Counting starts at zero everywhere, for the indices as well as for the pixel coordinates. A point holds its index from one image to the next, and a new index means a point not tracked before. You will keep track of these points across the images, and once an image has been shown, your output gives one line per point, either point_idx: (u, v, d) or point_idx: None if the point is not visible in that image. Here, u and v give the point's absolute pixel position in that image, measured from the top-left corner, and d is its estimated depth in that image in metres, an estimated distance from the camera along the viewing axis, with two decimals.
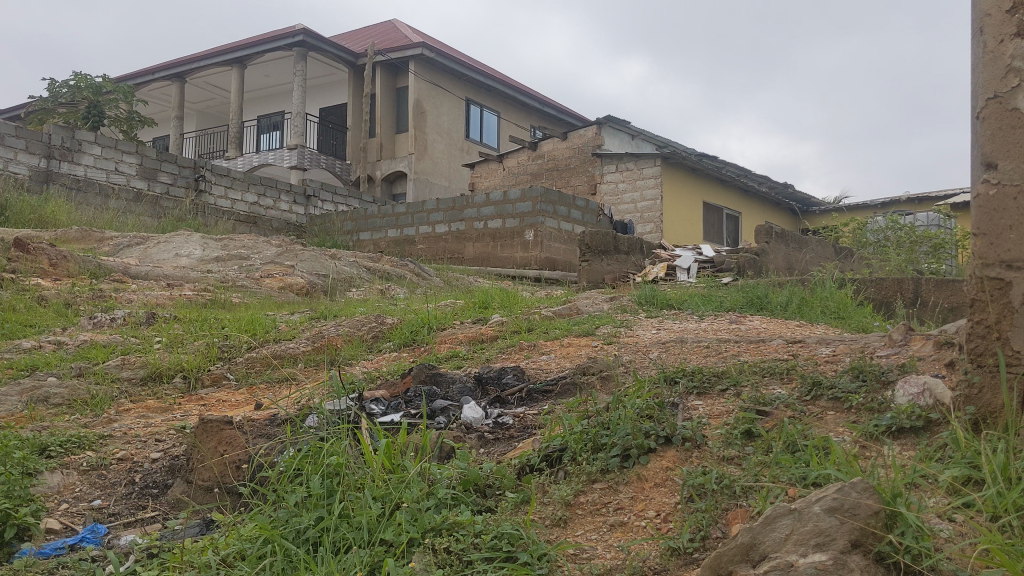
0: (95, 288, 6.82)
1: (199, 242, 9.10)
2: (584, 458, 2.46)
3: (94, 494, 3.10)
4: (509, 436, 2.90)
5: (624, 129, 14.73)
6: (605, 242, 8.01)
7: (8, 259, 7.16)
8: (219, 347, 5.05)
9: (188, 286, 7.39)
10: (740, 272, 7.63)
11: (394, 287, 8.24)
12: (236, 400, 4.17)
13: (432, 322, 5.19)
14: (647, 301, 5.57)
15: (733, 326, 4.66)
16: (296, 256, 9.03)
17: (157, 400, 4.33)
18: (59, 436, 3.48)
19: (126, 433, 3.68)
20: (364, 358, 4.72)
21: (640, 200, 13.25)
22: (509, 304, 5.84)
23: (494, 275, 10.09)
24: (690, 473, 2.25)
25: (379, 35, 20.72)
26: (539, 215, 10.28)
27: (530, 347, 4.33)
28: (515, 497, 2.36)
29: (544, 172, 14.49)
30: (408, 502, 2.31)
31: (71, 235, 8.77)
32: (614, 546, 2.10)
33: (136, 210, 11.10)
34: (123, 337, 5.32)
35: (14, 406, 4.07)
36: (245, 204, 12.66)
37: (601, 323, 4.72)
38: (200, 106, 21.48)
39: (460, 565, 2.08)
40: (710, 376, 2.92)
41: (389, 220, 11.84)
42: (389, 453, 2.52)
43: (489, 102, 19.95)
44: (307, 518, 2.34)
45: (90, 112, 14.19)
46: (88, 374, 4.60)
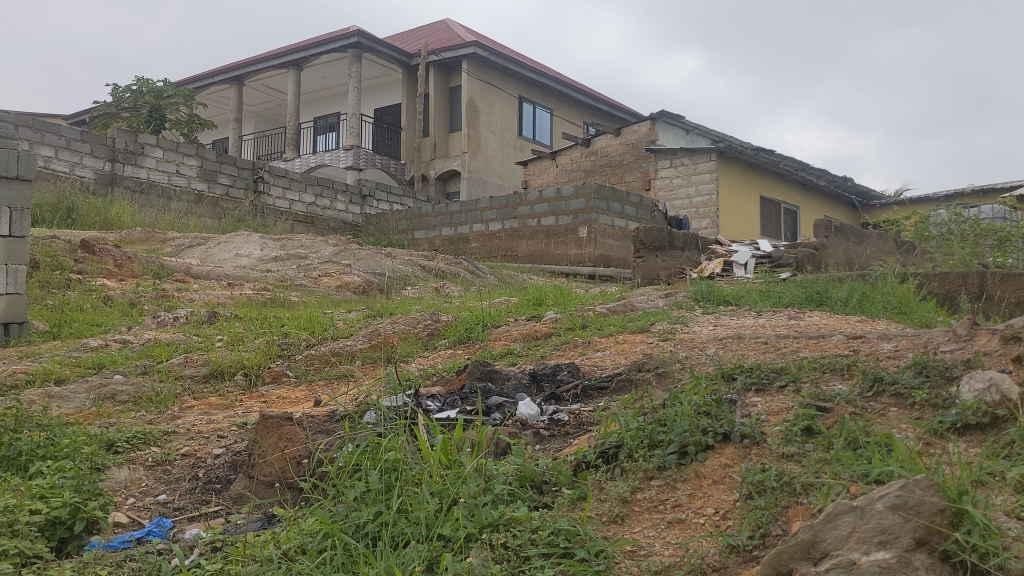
0: (159, 287, 6.98)
1: (259, 242, 9.24)
2: (640, 455, 2.45)
3: (160, 488, 3.18)
4: (565, 433, 2.89)
5: (679, 124, 14.48)
6: (659, 238, 7.94)
7: (75, 260, 7.37)
8: (279, 345, 5.12)
9: (248, 285, 7.54)
10: (798, 266, 7.53)
11: (448, 284, 8.29)
12: (296, 397, 4.24)
13: (487, 319, 5.22)
14: (703, 298, 5.52)
15: (791, 321, 4.62)
16: (353, 255, 9.13)
17: (219, 397, 4.41)
18: (126, 431, 3.58)
19: (189, 429, 3.77)
20: (420, 354, 4.78)
21: (695, 195, 13.12)
22: (563, 300, 5.87)
23: (548, 273, 10.08)
24: (749, 471, 2.22)
25: (433, 34, 20.80)
26: (592, 212, 10.22)
27: (584, 342, 4.33)
28: (571, 493, 2.35)
29: (598, 169, 14.45)
30: (465, 497, 2.32)
31: (135, 235, 8.98)
32: (671, 543, 2.09)
33: (197, 210, 11.43)
34: (186, 336, 5.43)
35: (82, 402, 4.21)
36: (302, 204, 12.84)
37: (656, 319, 4.69)
38: (257, 109, 21.83)
39: (518, 560, 2.08)
40: (769, 373, 2.88)
41: (443, 218, 11.89)
42: (446, 450, 2.54)
43: (543, 99, 19.93)
44: (366, 512, 2.36)
45: (152, 115, 14.52)
46: (153, 371, 4.71)
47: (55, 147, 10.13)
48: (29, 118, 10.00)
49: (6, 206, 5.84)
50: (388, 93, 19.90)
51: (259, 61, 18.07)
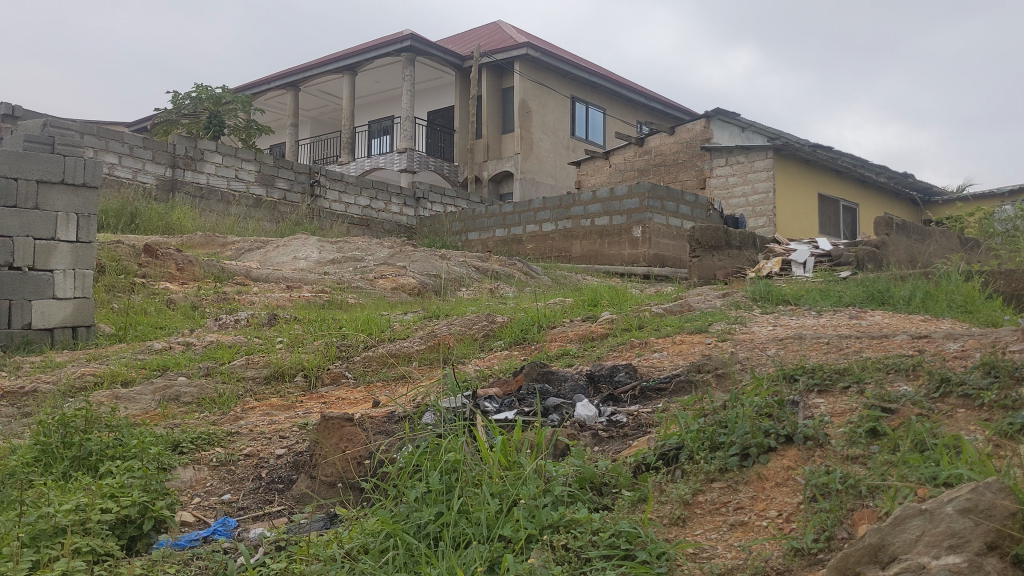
0: (220, 291, 7.11)
1: (317, 245, 9.37)
2: (702, 457, 2.43)
3: (224, 488, 3.24)
4: (624, 434, 2.88)
5: (734, 122, 14.33)
6: (716, 237, 7.87)
7: (139, 264, 7.56)
8: (338, 347, 5.18)
9: (306, 287, 7.65)
10: (858, 265, 7.40)
11: (503, 285, 8.32)
12: (355, 398, 4.29)
13: (543, 320, 5.22)
14: (761, 298, 5.46)
15: (853, 320, 4.54)
16: (408, 257, 9.21)
17: (281, 398, 4.48)
18: (191, 432, 3.66)
19: (251, 429, 3.84)
20: (476, 355, 4.80)
21: (751, 193, 12.98)
22: (618, 300, 5.85)
23: (603, 273, 10.06)
24: (813, 473, 2.20)
25: (485, 36, 20.87)
26: (647, 211, 10.16)
27: (641, 343, 4.31)
28: (631, 495, 2.34)
29: (652, 168, 14.36)
30: (525, 499, 2.33)
31: (196, 239, 9.16)
32: (734, 546, 2.07)
33: (255, 215, 11.63)
34: (247, 338, 5.53)
35: (148, 403, 4.32)
36: (358, 207, 12.98)
37: (714, 319, 4.65)
38: (313, 113, 22.12)
39: (579, 562, 2.08)
40: (831, 373, 2.84)
41: (496, 219, 11.93)
42: (505, 451, 2.55)
43: (596, 98, 19.87)
44: (427, 513, 2.38)
45: (212, 121, 14.80)
46: (215, 373, 4.80)
47: (119, 155, 10.38)
48: (94, 126, 10.26)
49: (74, 213, 6.01)
50: (441, 96, 20.01)
51: (315, 66, 18.31)
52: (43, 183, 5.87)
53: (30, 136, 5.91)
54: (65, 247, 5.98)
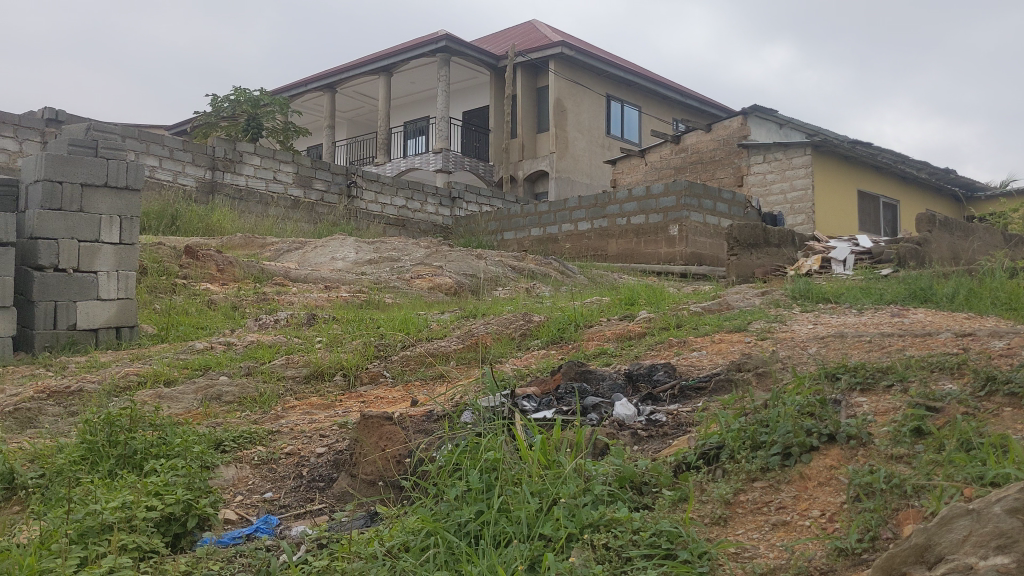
0: (259, 291, 7.19)
1: (354, 245, 9.43)
2: (743, 456, 2.41)
3: (266, 486, 3.28)
4: (663, 434, 2.87)
5: (772, 118, 14.21)
6: (754, 235, 7.81)
7: (180, 265, 7.66)
8: (376, 346, 5.21)
9: (344, 288, 7.70)
10: (900, 262, 7.30)
11: (539, 285, 8.32)
12: (394, 397, 4.31)
13: (580, 319, 5.22)
14: (801, 295, 5.41)
15: (895, 318, 4.48)
16: (445, 257, 9.24)
17: (320, 397, 4.52)
18: (233, 431, 3.71)
19: (292, 428, 3.87)
20: (513, 354, 4.80)
21: (790, 190, 12.86)
22: (656, 299, 5.83)
23: (639, 272, 10.02)
24: (857, 472, 2.17)
25: (520, 35, 20.87)
26: (683, 209, 10.11)
27: (679, 342, 4.29)
28: (672, 495, 2.33)
29: (688, 166, 14.28)
30: (565, 497, 2.33)
31: (236, 241, 9.27)
32: (776, 546, 2.05)
33: (293, 216, 11.73)
34: (287, 338, 5.58)
35: (190, 402, 4.38)
36: (394, 208, 13.05)
37: (753, 317, 4.61)
38: (350, 115, 22.28)
39: (619, 561, 2.08)
40: (874, 372, 2.81)
41: (532, 219, 11.92)
42: (545, 450, 2.55)
43: (631, 96, 19.78)
44: (467, 511, 2.39)
45: (250, 124, 14.97)
46: (256, 373, 4.86)
47: (160, 157, 10.53)
48: (135, 129, 10.42)
49: (117, 216, 6.11)
50: (477, 96, 20.05)
51: (351, 68, 18.44)
52: (87, 186, 5.97)
53: (74, 140, 6.00)
54: (109, 249, 6.08)
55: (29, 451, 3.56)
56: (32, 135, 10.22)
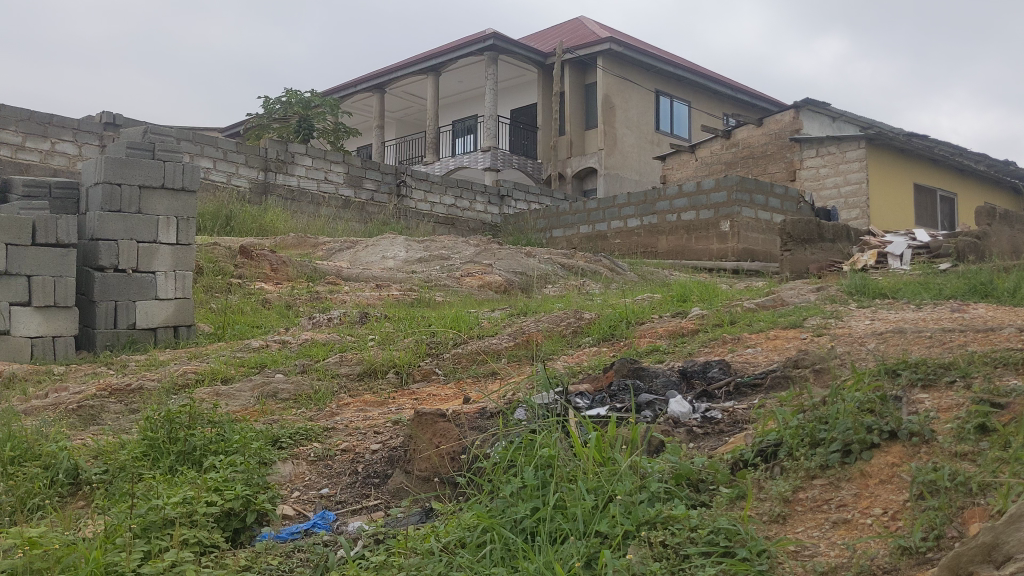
0: (313, 290, 7.27)
1: (405, 244, 9.49)
2: (802, 454, 2.38)
3: (322, 482, 3.32)
4: (720, 431, 2.85)
5: (825, 112, 14.00)
6: (808, 230, 7.71)
7: (235, 265, 7.78)
8: (428, 344, 5.24)
9: (395, 286, 7.76)
10: (959, 256, 7.15)
11: (589, 282, 8.30)
12: (446, 394, 4.33)
13: (631, 317, 5.19)
14: (857, 291, 5.32)
15: (955, 313, 4.39)
16: (494, 255, 9.26)
17: (374, 394, 4.56)
18: (289, 428, 3.76)
19: (347, 425, 3.91)
20: (565, 352, 4.79)
21: (844, 184, 12.66)
22: (709, 296, 5.78)
23: (690, 268, 9.94)
24: (920, 470, 2.13)
25: (568, 32, 20.83)
26: (735, 205, 10.01)
27: (734, 339, 4.24)
28: (729, 492, 2.31)
29: (739, 161, 14.12)
30: (621, 495, 2.32)
31: (289, 241, 9.38)
32: (837, 544, 2.03)
33: (344, 215, 11.84)
34: (341, 336, 5.64)
35: (247, 400, 4.45)
36: (443, 206, 13.11)
37: (809, 313, 4.55)
38: (399, 114, 22.43)
39: (677, 558, 2.06)
40: (936, 368, 2.75)
41: (581, 216, 11.88)
42: (600, 447, 2.54)
43: (681, 92, 19.63)
44: (523, 508, 2.40)
45: (302, 125, 15.14)
46: (311, 370, 4.91)
47: (214, 159, 10.71)
48: (190, 132, 10.61)
49: (174, 217, 6.22)
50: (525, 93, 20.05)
51: (400, 68, 18.56)
52: (145, 188, 6.09)
53: (132, 143, 6.13)
54: (166, 250, 6.19)
55: (93, 447, 3.64)
56: (91, 139, 10.45)
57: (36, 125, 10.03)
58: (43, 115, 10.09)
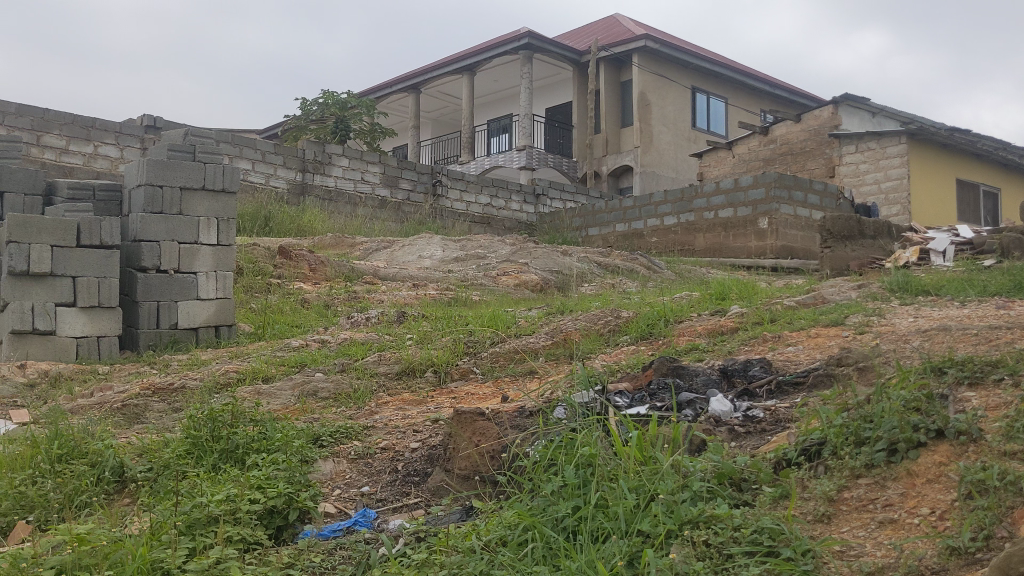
0: (350, 290, 7.32)
1: (441, 244, 9.52)
2: (846, 453, 2.36)
3: (363, 480, 3.34)
4: (762, 430, 2.83)
5: (864, 107, 13.82)
6: (848, 226, 7.67)
7: (274, 265, 7.85)
8: (465, 343, 5.25)
9: (432, 285, 7.79)
10: (1003, 253, 7.02)
11: (626, 280, 8.27)
12: (484, 393, 4.34)
13: (669, 315, 5.17)
14: (899, 288, 5.25)
15: (1000, 310, 4.31)
16: (531, 254, 9.26)
17: (412, 393, 4.58)
18: (330, 426, 3.80)
19: (386, 423, 3.94)
20: (603, 350, 4.78)
21: (884, 180, 12.49)
22: (748, 293, 5.73)
23: (728, 266, 9.87)
24: (968, 469, 2.10)
25: (603, 30, 20.75)
26: (773, 201, 9.92)
27: (774, 337, 4.21)
28: (772, 491, 2.29)
29: (777, 157, 13.99)
30: (663, 493, 2.30)
31: (327, 241, 9.46)
32: (884, 544, 2.00)
33: (381, 215, 11.90)
34: (379, 335, 5.67)
35: (288, 399, 4.49)
36: (479, 206, 13.14)
37: (851, 311, 4.50)
38: (435, 114, 22.51)
39: (721, 558, 2.05)
40: (984, 365, 2.70)
41: (616, 214, 11.84)
42: (641, 446, 2.52)
43: (718, 88, 19.49)
44: (564, 506, 2.39)
45: (338, 126, 15.25)
46: (350, 369, 4.95)
47: (252, 160, 10.83)
48: (229, 134, 10.73)
49: (215, 218, 6.29)
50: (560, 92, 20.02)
51: (435, 68, 18.63)
52: (186, 190, 6.17)
53: (173, 145, 6.21)
54: (207, 251, 6.27)
55: (137, 446, 3.69)
56: (132, 142, 10.61)
57: (79, 129, 10.20)
58: (86, 119, 10.27)
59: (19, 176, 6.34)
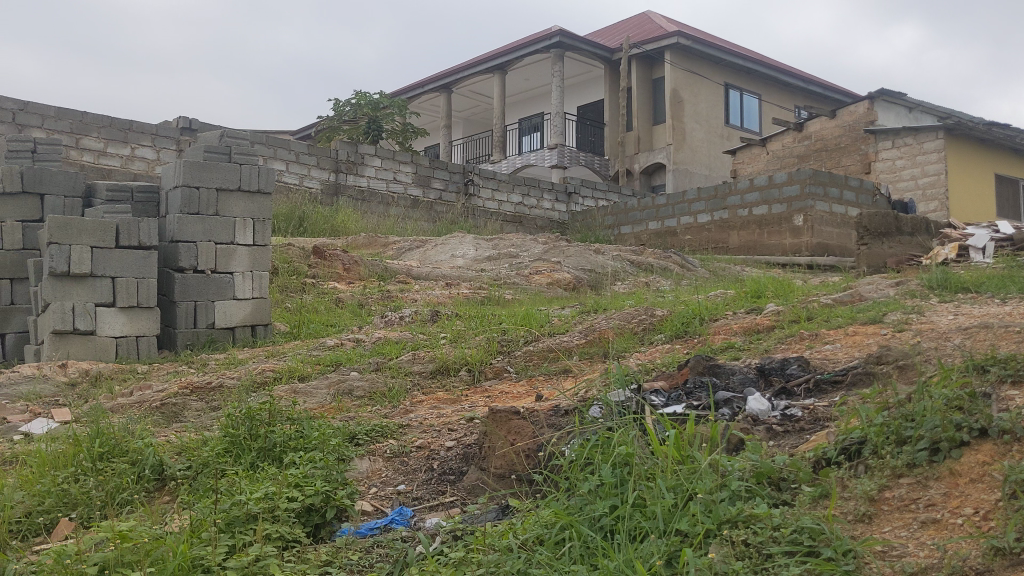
0: (384, 289, 7.35)
1: (473, 243, 9.53)
2: (887, 452, 2.33)
3: (399, 479, 3.35)
4: (800, 429, 2.80)
5: (900, 102, 13.66)
6: (885, 223, 7.65)
7: (309, 265, 7.91)
8: (499, 341, 5.26)
9: (465, 284, 7.81)
10: None
11: (659, 278, 8.24)
12: (518, 392, 4.34)
13: (704, 313, 5.14)
14: (938, 286, 5.18)
15: None
16: (563, 253, 9.25)
17: (446, 392, 4.59)
18: (366, 425, 3.82)
19: (422, 422, 3.95)
20: (637, 349, 4.76)
21: (921, 175, 12.32)
22: (783, 291, 5.68)
23: (763, 264, 9.80)
24: (1012, 468, 2.06)
25: (635, 27, 20.67)
26: (808, 198, 9.83)
27: (811, 335, 4.17)
28: (811, 491, 2.27)
29: (812, 154, 13.85)
30: (701, 493, 2.29)
31: (360, 241, 9.51)
32: (927, 544, 1.98)
33: (414, 215, 11.95)
34: (413, 334, 5.70)
35: (324, 397, 4.53)
36: (511, 205, 13.15)
37: (889, 308, 4.45)
38: (466, 113, 22.54)
39: (760, 558, 2.04)
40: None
41: (649, 212, 11.79)
42: (678, 445, 2.51)
43: (751, 85, 19.34)
44: (601, 506, 2.39)
45: (371, 126, 15.33)
46: (385, 368, 4.97)
47: (286, 161, 10.92)
48: (264, 135, 10.83)
49: (250, 218, 6.35)
50: (592, 90, 19.97)
51: (466, 67, 18.66)
52: (222, 191, 6.23)
53: (209, 146, 6.27)
54: (243, 251, 6.33)
55: (176, 444, 3.74)
56: (168, 144, 10.73)
57: (117, 131, 10.35)
58: (123, 122, 10.41)
59: (59, 179, 6.45)
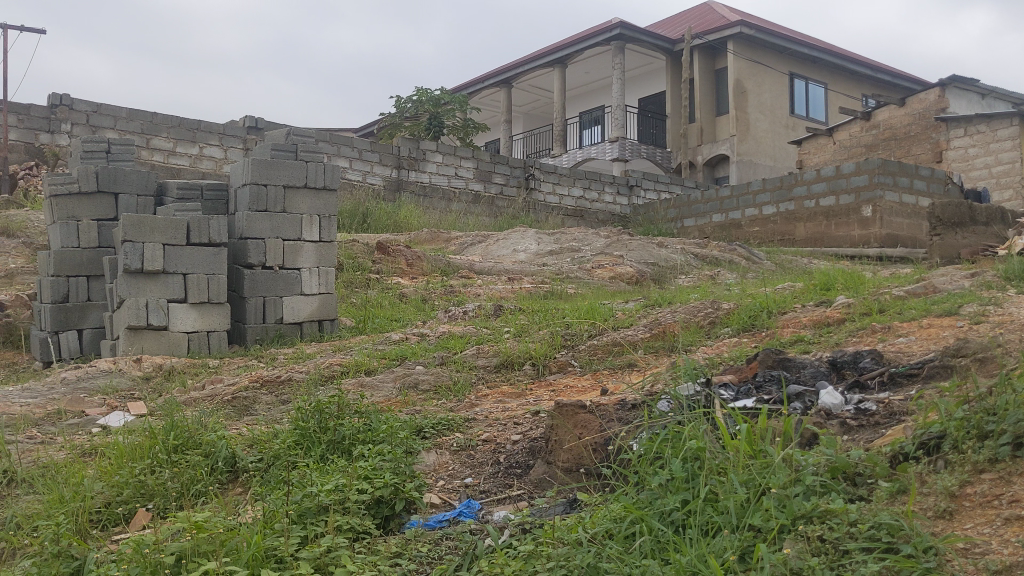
0: (447, 284, 7.40)
1: (535, 237, 9.54)
2: (968, 447, 2.27)
3: (466, 472, 3.37)
4: (875, 423, 2.75)
5: (973, 87, 13.36)
6: (958, 212, 7.33)
7: (373, 260, 7.99)
8: (563, 335, 5.25)
9: (528, 278, 7.81)
10: None
11: (723, 271, 8.16)
12: (584, 386, 4.34)
13: (772, 306, 5.07)
14: (1015, 276, 5.01)
15: None
16: (625, 246, 9.19)
17: (511, 385, 4.61)
18: (432, 418, 3.84)
19: (487, 416, 3.96)
20: (703, 343, 4.70)
21: (994, 163, 11.89)
22: (854, 284, 5.56)
23: (831, 255, 9.62)
24: None
25: (697, 17, 20.44)
26: (877, 188, 9.59)
27: (884, 328, 4.08)
28: (889, 486, 2.23)
29: (881, 143, 13.54)
30: (774, 488, 2.26)
31: (423, 236, 9.58)
32: (1011, 542, 1.92)
33: (475, 210, 11.98)
34: (476, 328, 5.72)
35: (390, 391, 4.57)
36: (572, 198, 13.11)
37: (965, 300, 4.33)
38: (526, 108, 22.54)
39: (837, 553, 2.01)
40: None
41: (713, 205, 11.66)
42: (751, 439, 2.48)
43: (817, 73, 18.98)
44: (673, 500, 2.37)
45: (432, 122, 15.42)
46: (450, 362, 5.01)
47: (350, 159, 11.07)
48: (327, 133, 10.97)
49: (316, 215, 6.45)
50: (653, 82, 19.80)
51: (526, 62, 18.65)
52: (289, 188, 6.33)
53: (276, 144, 6.36)
54: (310, 247, 6.43)
55: (248, 437, 3.81)
56: (236, 143, 10.94)
57: (185, 131, 10.59)
58: (192, 122, 10.64)
59: (132, 178, 6.55)
